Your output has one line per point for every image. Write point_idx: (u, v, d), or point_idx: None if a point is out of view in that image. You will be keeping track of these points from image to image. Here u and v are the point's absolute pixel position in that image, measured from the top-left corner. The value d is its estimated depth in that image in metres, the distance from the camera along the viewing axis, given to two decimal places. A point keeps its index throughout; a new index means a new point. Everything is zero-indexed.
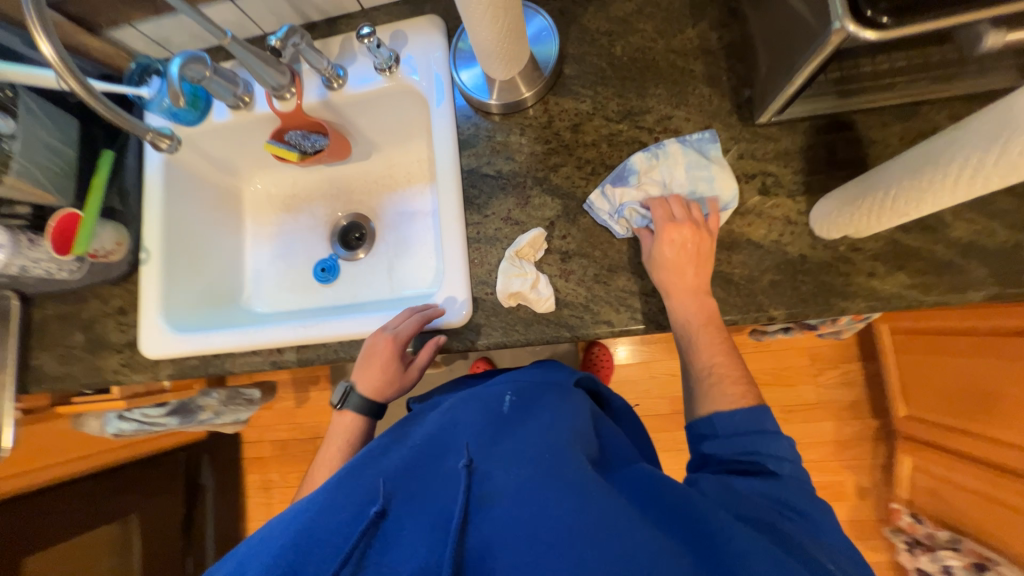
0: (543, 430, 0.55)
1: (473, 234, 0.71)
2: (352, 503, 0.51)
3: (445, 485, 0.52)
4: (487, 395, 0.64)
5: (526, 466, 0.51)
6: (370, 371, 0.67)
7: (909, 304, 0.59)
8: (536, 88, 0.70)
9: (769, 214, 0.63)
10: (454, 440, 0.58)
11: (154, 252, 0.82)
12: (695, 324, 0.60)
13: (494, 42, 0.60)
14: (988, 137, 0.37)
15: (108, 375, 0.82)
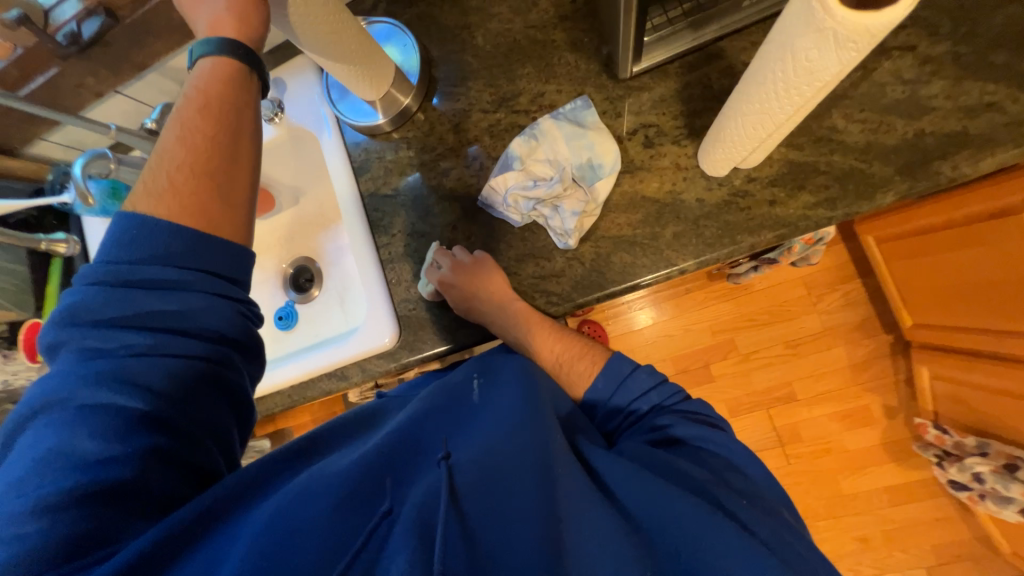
0: (531, 417, 0.47)
1: (385, 255, 0.72)
2: (326, 491, 0.39)
3: (422, 472, 0.42)
4: (450, 385, 0.56)
5: (508, 447, 0.44)
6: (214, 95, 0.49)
7: (819, 223, 0.56)
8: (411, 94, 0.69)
9: (658, 165, 0.61)
10: (425, 430, 0.47)
11: None
12: None
13: (341, 65, 0.60)
14: (781, 43, 0.35)
15: None
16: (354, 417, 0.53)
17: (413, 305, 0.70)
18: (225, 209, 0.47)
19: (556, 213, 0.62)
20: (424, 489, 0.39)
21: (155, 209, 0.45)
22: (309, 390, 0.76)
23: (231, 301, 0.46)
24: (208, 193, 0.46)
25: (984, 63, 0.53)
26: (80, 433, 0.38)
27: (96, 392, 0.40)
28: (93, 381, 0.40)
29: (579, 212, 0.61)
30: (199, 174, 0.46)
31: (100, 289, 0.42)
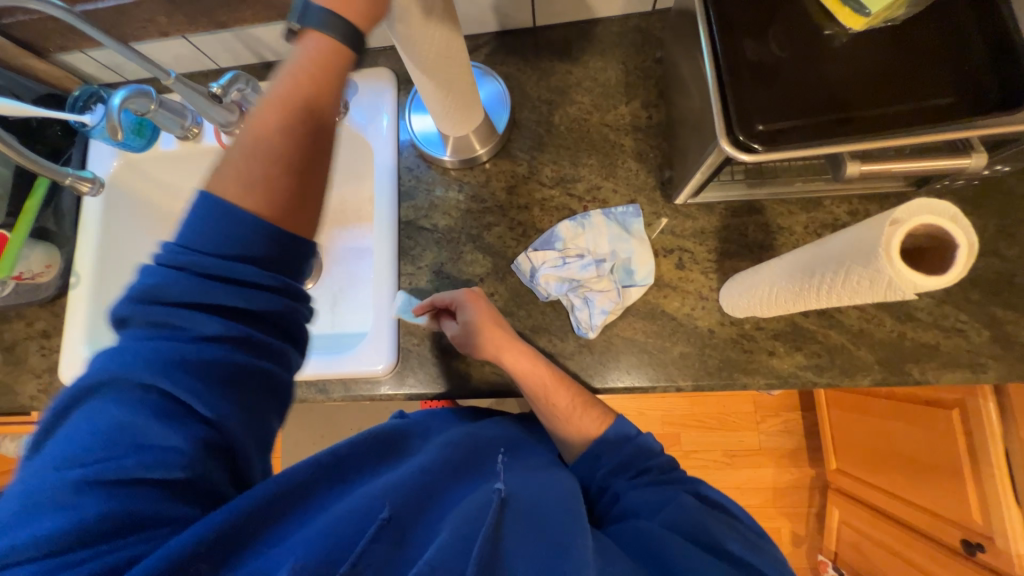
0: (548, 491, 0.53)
1: (405, 284, 0.72)
2: (359, 515, 0.43)
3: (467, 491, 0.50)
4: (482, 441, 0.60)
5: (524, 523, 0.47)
6: (304, 73, 0.43)
7: (804, 383, 0.63)
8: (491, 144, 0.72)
9: (683, 287, 0.67)
10: (456, 481, 0.51)
11: (85, 276, 0.80)
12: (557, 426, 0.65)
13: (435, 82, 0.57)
14: (840, 248, 0.41)
15: (23, 399, 0.79)
16: (390, 436, 0.54)
17: (417, 340, 0.71)
18: (306, 204, 0.44)
19: (586, 306, 0.66)
20: (471, 511, 0.46)
21: (242, 198, 0.41)
22: None
23: (286, 296, 0.44)
24: (299, 192, 0.43)
25: (968, 299, 0.61)
26: (149, 418, 0.39)
27: (156, 378, 0.39)
28: (160, 367, 0.39)
29: (606, 311, 0.65)
30: (295, 171, 0.42)
31: (183, 272, 0.41)
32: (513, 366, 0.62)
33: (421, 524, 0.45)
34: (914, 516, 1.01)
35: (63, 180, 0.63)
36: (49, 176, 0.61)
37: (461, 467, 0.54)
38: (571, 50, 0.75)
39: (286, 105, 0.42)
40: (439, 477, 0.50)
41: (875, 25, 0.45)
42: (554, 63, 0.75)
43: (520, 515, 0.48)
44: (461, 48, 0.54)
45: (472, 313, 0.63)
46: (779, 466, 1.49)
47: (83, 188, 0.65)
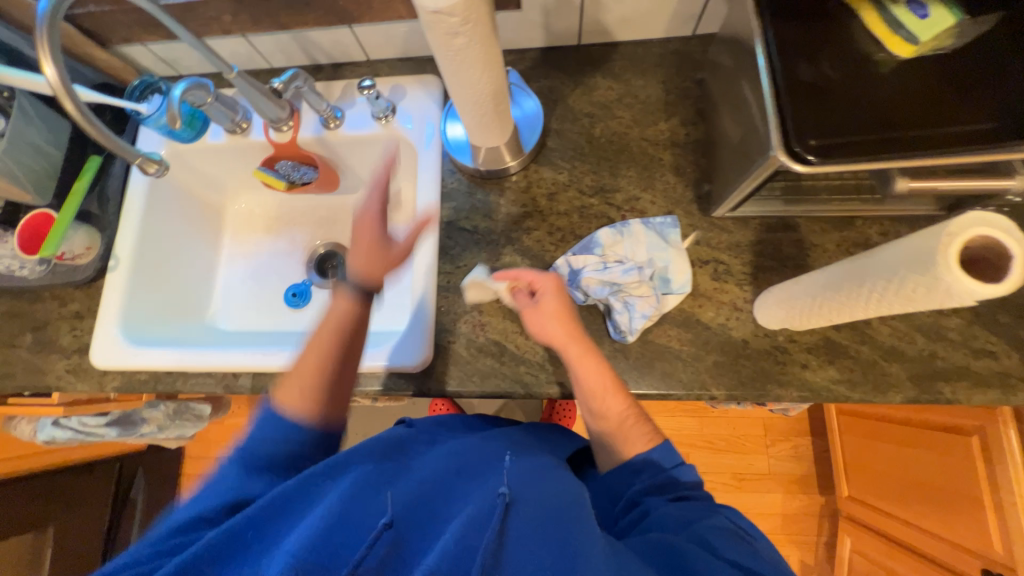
0: (559, 487, 0.52)
1: (443, 282, 0.74)
2: (348, 523, 0.45)
3: (467, 492, 0.51)
4: (492, 443, 0.60)
5: (532, 523, 0.46)
6: (364, 254, 0.62)
7: (837, 397, 0.64)
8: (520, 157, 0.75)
9: (718, 298, 0.68)
10: (459, 482, 0.53)
11: (124, 260, 0.81)
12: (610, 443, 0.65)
13: (469, 85, 0.59)
14: (889, 264, 0.43)
15: (50, 379, 0.79)
16: (397, 446, 0.58)
17: (453, 338, 0.71)
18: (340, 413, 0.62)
19: (626, 311, 0.66)
20: (473, 515, 0.46)
21: (294, 399, 0.58)
22: None
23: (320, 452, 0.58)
24: (335, 383, 0.60)
25: (997, 321, 0.63)
26: (245, 483, 0.52)
27: (246, 481, 0.53)
28: (253, 467, 0.54)
29: (648, 316, 0.64)
30: (328, 376, 0.60)
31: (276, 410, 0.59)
32: (582, 371, 0.63)
33: (413, 530, 0.47)
34: (930, 546, 1.01)
35: (134, 159, 0.65)
36: (122, 157, 0.63)
37: (466, 470, 0.54)
38: (614, 68, 0.78)
39: (366, 266, 0.62)
40: (440, 482, 0.52)
41: (925, 53, 0.49)
42: (597, 79, 0.78)
43: (525, 517, 0.46)
44: (493, 77, 0.59)
45: (546, 308, 0.64)
46: (789, 491, 1.48)
47: (151, 169, 0.67)
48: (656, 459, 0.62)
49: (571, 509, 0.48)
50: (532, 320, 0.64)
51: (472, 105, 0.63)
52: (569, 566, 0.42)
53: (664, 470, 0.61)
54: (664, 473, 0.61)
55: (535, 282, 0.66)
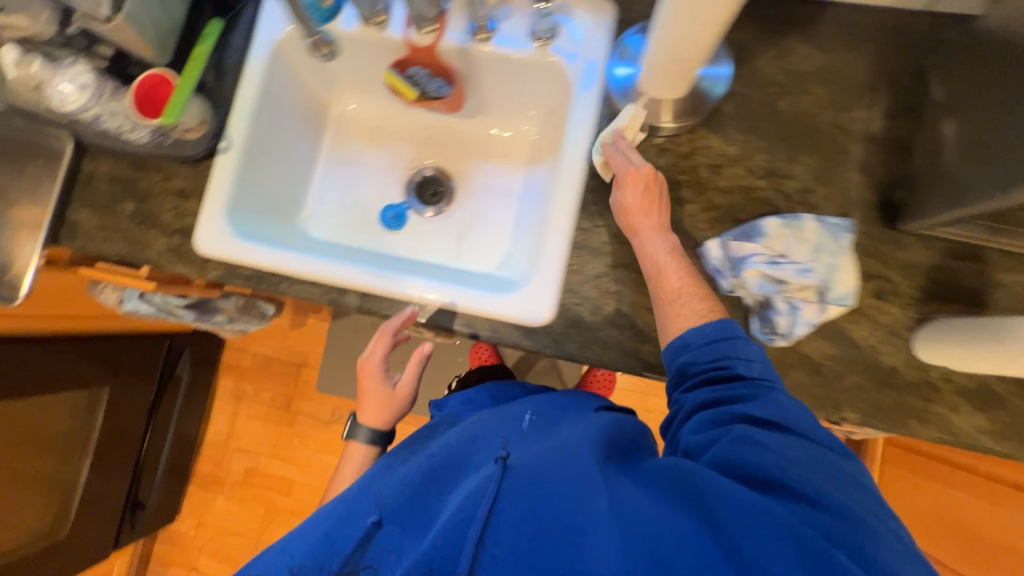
0: (552, 450, 0.54)
1: (578, 239, 0.68)
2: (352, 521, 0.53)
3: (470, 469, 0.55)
4: (507, 414, 0.66)
5: (523, 487, 0.49)
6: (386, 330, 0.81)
7: (976, 447, 0.61)
8: (687, 119, 0.67)
9: (877, 318, 0.63)
10: (472, 450, 0.58)
11: (236, 143, 0.76)
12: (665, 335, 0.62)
13: (694, 24, 0.50)
14: None
15: (150, 254, 0.76)
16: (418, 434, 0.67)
17: (580, 300, 0.67)
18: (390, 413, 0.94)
19: (789, 313, 0.61)
20: (472, 489, 0.50)
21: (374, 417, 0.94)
22: (422, 315, 0.71)
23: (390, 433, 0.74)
24: (382, 409, 0.93)
25: None
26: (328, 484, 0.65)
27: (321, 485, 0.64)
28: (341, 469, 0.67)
29: (811, 323, 0.61)
30: (379, 410, 0.93)
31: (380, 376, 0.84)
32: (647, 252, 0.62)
33: (423, 504, 0.53)
34: None
35: None
36: None
37: (473, 441, 0.60)
38: (819, 34, 0.68)
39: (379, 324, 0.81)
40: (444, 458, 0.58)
41: None
42: (796, 44, 0.68)
43: (517, 482, 0.50)
44: (732, 5, 0.47)
45: (633, 196, 0.62)
46: None
47: None
48: (706, 332, 0.57)
49: (569, 473, 0.50)
50: (620, 212, 0.64)
51: (682, 50, 0.55)
52: (564, 546, 0.45)
53: (713, 345, 0.57)
54: (716, 357, 0.56)
55: (636, 176, 0.63)
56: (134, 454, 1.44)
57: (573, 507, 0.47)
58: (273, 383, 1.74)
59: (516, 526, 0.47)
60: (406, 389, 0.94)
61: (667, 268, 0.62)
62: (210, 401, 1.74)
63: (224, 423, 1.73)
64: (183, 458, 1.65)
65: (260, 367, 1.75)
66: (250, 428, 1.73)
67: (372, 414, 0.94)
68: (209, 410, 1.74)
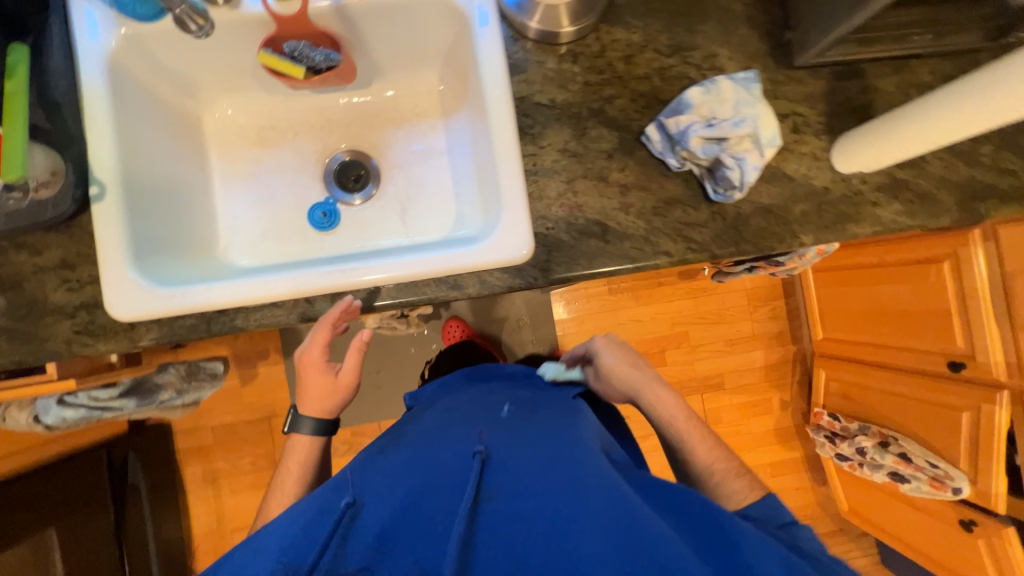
0: (542, 444, 0.60)
1: (529, 165, 0.68)
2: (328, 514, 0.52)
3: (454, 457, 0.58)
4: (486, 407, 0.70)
5: (520, 491, 0.54)
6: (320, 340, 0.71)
7: (900, 228, 0.72)
8: (592, 16, 0.66)
9: (799, 150, 0.71)
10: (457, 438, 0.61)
11: (110, 183, 0.63)
12: (681, 432, 0.72)
13: None
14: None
15: (56, 345, 0.63)
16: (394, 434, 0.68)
17: (551, 224, 0.68)
18: (333, 404, 0.75)
19: (738, 166, 0.64)
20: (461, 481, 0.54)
21: (315, 410, 0.74)
22: (404, 294, 0.67)
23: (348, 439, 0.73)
24: (326, 398, 0.74)
25: (1017, 143, 0.73)
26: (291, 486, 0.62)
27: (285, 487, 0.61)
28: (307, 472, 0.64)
29: (755, 170, 0.64)
30: (323, 399, 0.74)
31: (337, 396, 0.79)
32: (654, 400, 0.74)
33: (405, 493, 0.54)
34: (898, 358, 1.23)
35: None
36: None
37: (457, 430, 0.63)
38: None
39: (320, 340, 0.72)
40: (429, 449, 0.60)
41: None
42: None
43: (516, 481, 0.55)
44: None
45: (611, 354, 0.77)
46: (769, 346, 1.72)
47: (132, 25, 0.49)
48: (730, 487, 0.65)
49: (565, 463, 0.56)
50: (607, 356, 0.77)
51: None
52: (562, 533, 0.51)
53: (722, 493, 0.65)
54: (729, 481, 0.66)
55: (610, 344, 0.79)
56: None
57: (570, 497, 0.53)
58: (248, 449, 1.59)
59: (515, 522, 0.52)
60: (349, 375, 0.74)
61: (667, 404, 0.74)
62: (181, 495, 1.55)
63: (209, 510, 1.56)
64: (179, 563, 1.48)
65: (225, 438, 1.59)
66: (242, 503, 1.58)
67: (310, 403, 0.74)
68: (185, 505, 1.56)
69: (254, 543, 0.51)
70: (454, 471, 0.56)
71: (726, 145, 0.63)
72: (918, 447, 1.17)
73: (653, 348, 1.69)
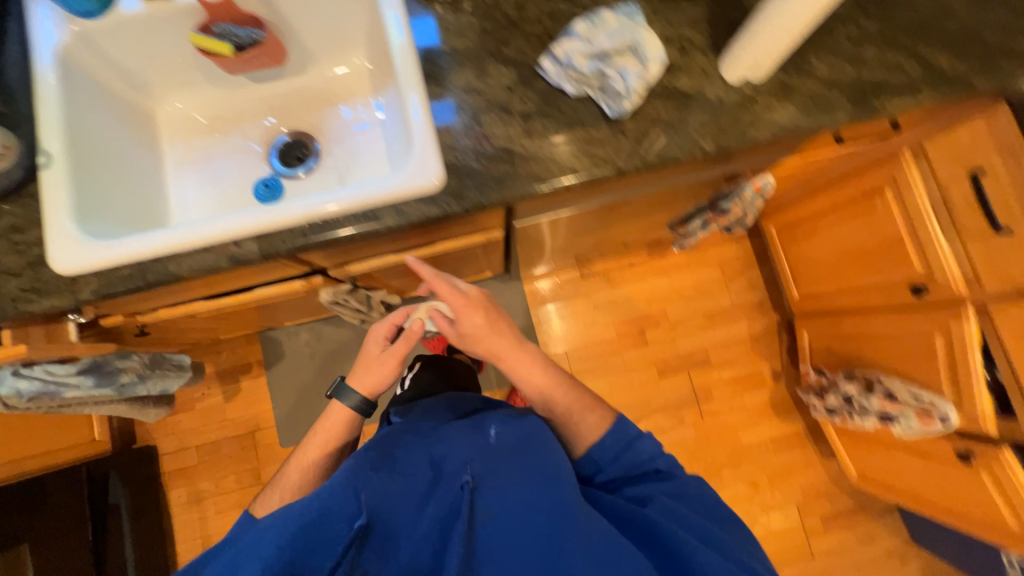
0: (535, 476, 0.66)
1: (436, 104, 0.74)
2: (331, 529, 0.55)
3: (453, 485, 0.63)
4: (472, 424, 0.74)
5: (513, 521, 0.62)
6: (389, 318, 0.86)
7: (800, 128, 0.75)
8: None
9: (689, 68, 0.76)
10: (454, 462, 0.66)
11: (57, 153, 0.70)
12: (542, 394, 0.80)
13: None
14: None
15: (3, 303, 0.67)
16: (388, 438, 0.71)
17: (461, 154, 0.72)
18: (373, 386, 0.85)
19: (621, 75, 0.70)
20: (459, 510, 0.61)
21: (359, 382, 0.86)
22: (326, 230, 0.70)
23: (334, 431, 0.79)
24: (372, 377, 0.85)
25: (896, 42, 0.78)
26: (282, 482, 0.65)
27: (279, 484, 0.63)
28: None
29: (636, 78, 0.69)
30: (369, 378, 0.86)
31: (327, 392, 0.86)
32: (524, 368, 0.80)
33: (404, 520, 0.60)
34: (868, 298, 1.21)
35: None
36: None
37: (455, 453, 0.68)
38: None
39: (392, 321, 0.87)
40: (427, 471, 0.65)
41: None
42: None
43: (509, 515, 0.62)
44: None
45: (473, 323, 0.79)
46: (751, 316, 1.70)
47: None
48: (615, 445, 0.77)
49: (555, 496, 0.63)
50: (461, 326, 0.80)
51: None
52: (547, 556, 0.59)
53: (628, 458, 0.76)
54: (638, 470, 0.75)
55: (473, 310, 0.79)
56: None
57: (558, 527, 0.60)
58: (233, 467, 1.57)
59: (505, 544, 0.60)
60: (395, 358, 0.84)
61: (530, 372, 0.81)
62: (167, 519, 1.52)
63: (194, 535, 1.53)
64: None
65: (210, 457, 1.58)
66: (227, 524, 1.54)
67: (360, 375, 0.86)
68: (171, 530, 1.53)
69: (261, 538, 0.55)
70: (450, 496, 0.62)
71: (605, 59, 0.70)
72: (899, 381, 1.13)
73: (632, 329, 1.68)
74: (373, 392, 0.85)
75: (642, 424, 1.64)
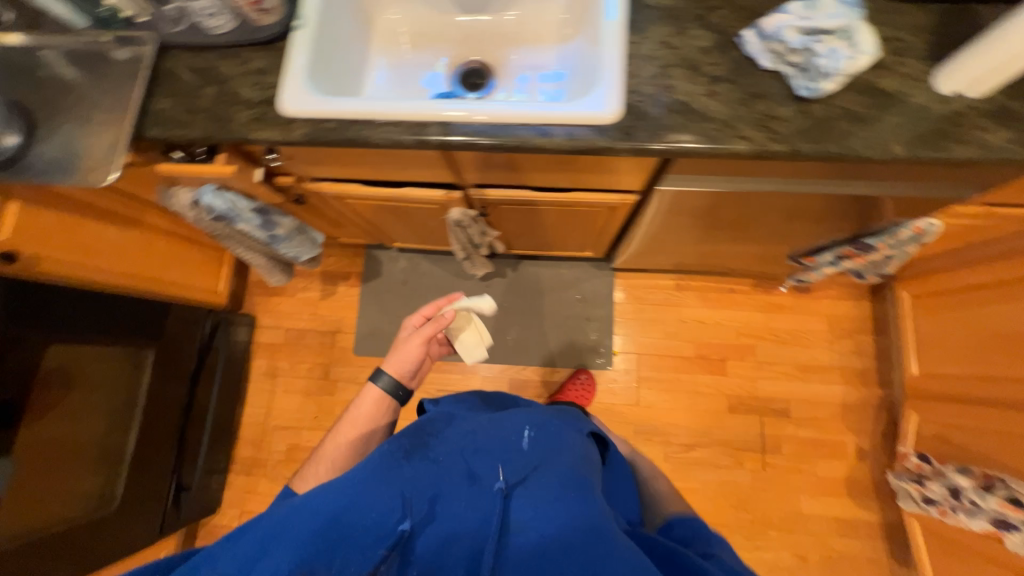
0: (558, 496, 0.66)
1: (630, 50, 0.78)
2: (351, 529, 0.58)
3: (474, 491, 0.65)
4: (508, 426, 0.76)
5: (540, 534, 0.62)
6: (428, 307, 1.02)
7: (1012, 156, 0.69)
8: None
9: (897, 70, 0.73)
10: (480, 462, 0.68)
11: (309, 21, 0.85)
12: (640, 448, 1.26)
13: None
14: None
15: (235, 125, 0.81)
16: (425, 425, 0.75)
17: (641, 98, 0.76)
18: (402, 370, 0.93)
19: (831, 55, 0.68)
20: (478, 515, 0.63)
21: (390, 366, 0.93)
22: (501, 135, 0.77)
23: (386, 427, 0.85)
24: (402, 358, 0.94)
25: None
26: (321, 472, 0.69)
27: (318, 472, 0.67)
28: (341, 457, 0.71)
29: (848, 62, 0.68)
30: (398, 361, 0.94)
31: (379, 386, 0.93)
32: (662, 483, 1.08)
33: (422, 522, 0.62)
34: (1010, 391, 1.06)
35: None
36: None
37: (484, 454, 0.70)
38: None
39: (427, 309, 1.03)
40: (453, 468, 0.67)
41: None
42: None
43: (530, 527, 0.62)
44: None
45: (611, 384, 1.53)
46: (850, 383, 1.55)
47: None
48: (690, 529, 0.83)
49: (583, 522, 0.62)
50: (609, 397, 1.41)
51: None
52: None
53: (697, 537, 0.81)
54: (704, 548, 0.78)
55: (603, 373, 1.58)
56: (177, 428, 1.40)
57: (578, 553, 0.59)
58: (308, 357, 1.73)
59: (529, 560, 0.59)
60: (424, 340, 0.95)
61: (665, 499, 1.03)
62: (244, 382, 1.70)
63: (261, 403, 1.70)
64: (224, 440, 1.60)
65: (293, 342, 1.75)
66: (290, 404, 1.69)
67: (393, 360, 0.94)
68: (244, 393, 1.71)
69: (294, 515, 0.58)
70: (481, 504, 0.64)
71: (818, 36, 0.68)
72: None
73: (713, 354, 1.61)
74: (403, 374, 0.93)
75: (697, 453, 1.55)
